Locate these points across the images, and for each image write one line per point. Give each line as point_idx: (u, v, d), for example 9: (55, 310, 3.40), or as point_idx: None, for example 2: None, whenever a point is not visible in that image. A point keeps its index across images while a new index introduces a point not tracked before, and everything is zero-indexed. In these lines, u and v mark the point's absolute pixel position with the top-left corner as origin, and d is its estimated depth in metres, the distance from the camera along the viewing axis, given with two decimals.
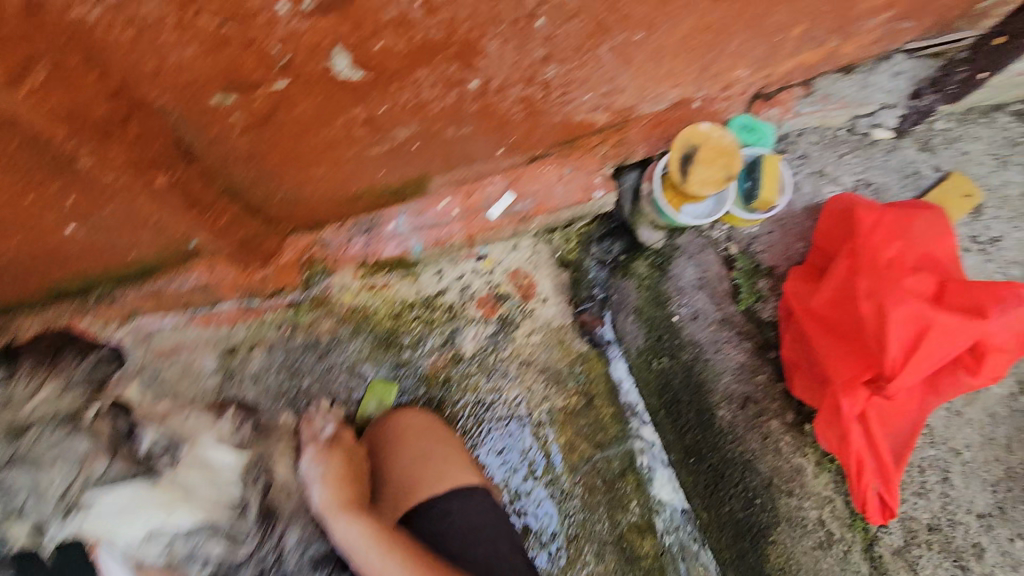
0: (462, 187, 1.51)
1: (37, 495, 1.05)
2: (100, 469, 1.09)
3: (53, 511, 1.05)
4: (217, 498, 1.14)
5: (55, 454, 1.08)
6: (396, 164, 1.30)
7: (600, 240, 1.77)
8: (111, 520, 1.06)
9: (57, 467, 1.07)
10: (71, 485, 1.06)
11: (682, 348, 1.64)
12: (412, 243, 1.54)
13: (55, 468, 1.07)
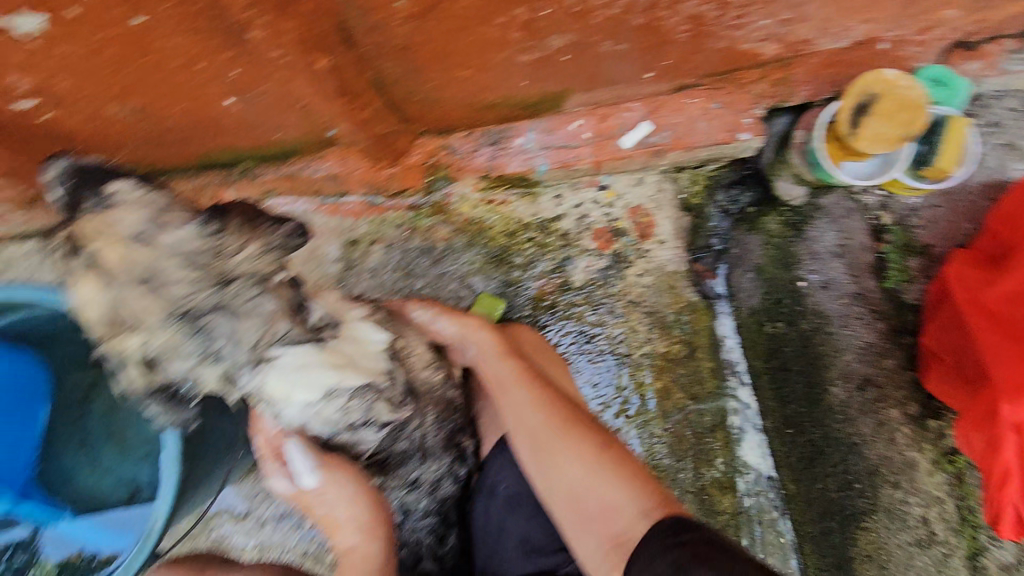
0: (599, 110, 1.45)
1: (218, 350, 0.92)
2: (283, 329, 0.96)
3: (245, 360, 0.94)
4: (372, 369, 1.05)
5: (230, 310, 0.91)
6: (540, 77, 1.26)
7: (728, 188, 1.64)
8: (286, 380, 0.96)
9: (240, 321, 0.92)
10: (261, 339, 0.94)
11: (801, 317, 1.54)
12: (537, 163, 1.49)
13: (249, 320, 0.92)
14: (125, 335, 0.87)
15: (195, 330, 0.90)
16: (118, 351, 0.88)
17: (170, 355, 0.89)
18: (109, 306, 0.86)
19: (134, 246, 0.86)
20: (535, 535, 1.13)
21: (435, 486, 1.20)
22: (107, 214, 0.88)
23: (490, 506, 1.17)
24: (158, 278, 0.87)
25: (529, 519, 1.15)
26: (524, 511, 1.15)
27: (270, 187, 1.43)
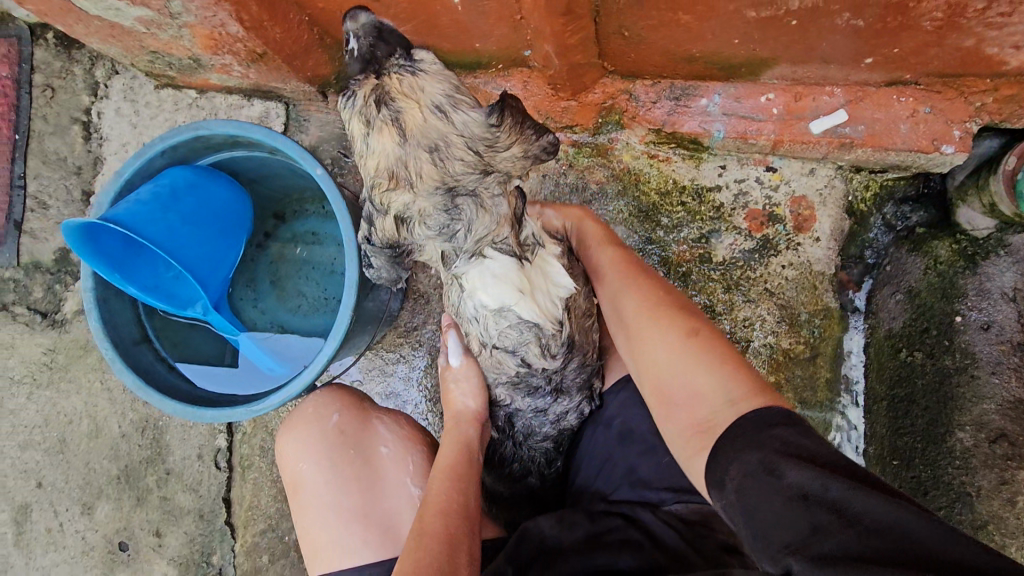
0: (796, 88, 1.39)
1: (455, 233, 0.91)
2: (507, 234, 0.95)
3: (467, 250, 0.94)
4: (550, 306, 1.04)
5: (480, 200, 0.90)
6: (758, 37, 1.23)
7: (900, 203, 1.57)
8: (483, 277, 0.99)
9: (483, 214, 0.92)
10: (487, 236, 0.93)
11: (946, 354, 1.44)
12: (714, 129, 1.46)
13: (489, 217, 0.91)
14: (382, 184, 0.86)
15: (447, 210, 0.88)
16: (376, 199, 0.89)
17: (419, 220, 0.89)
18: (390, 160, 0.83)
19: (434, 118, 0.81)
20: (642, 469, 1.11)
21: (558, 418, 1.20)
22: (413, 77, 0.81)
23: (602, 436, 1.18)
24: (445, 152, 0.83)
25: (639, 454, 1.13)
26: (635, 448, 1.13)
27: None
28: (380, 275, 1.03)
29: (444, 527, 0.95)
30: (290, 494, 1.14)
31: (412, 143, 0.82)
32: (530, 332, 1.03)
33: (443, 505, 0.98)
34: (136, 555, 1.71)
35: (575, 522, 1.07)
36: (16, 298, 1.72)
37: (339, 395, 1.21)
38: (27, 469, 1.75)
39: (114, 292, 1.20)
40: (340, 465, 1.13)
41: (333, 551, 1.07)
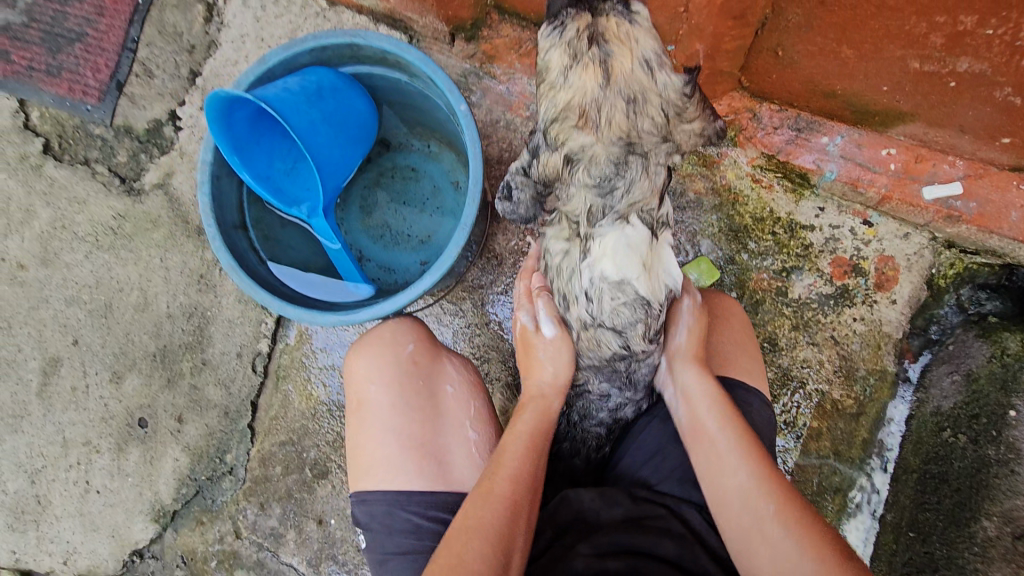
0: (918, 149, 1.39)
1: (612, 189, 1.03)
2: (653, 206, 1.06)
3: (616, 208, 1.04)
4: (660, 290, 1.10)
5: (646, 163, 1.01)
6: (909, 90, 1.24)
7: (977, 287, 1.53)
8: (618, 245, 1.05)
9: (644, 179, 1.03)
10: (639, 202, 1.04)
11: (991, 444, 1.40)
12: (828, 168, 1.47)
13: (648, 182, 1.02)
14: (567, 118, 0.98)
15: (616, 162, 1.00)
16: (554, 135, 1.02)
17: (586, 164, 1.02)
18: (585, 98, 0.95)
19: (641, 69, 0.94)
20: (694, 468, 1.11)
21: (617, 406, 1.20)
22: (630, 30, 0.93)
23: (656, 429, 1.17)
24: (641, 103, 0.96)
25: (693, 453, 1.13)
26: None
27: None
28: (516, 210, 1.12)
29: (511, 492, 0.95)
30: (351, 411, 1.16)
31: (614, 89, 0.94)
32: (642, 311, 1.08)
33: (514, 469, 0.98)
34: (153, 434, 1.72)
35: (617, 500, 1.06)
36: (100, 157, 1.73)
37: (415, 328, 1.23)
38: (66, 325, 1.76)
39: (226, 173, 1.20)
40: (407, 394, 1.14)
41: (387, 472, 1.09)
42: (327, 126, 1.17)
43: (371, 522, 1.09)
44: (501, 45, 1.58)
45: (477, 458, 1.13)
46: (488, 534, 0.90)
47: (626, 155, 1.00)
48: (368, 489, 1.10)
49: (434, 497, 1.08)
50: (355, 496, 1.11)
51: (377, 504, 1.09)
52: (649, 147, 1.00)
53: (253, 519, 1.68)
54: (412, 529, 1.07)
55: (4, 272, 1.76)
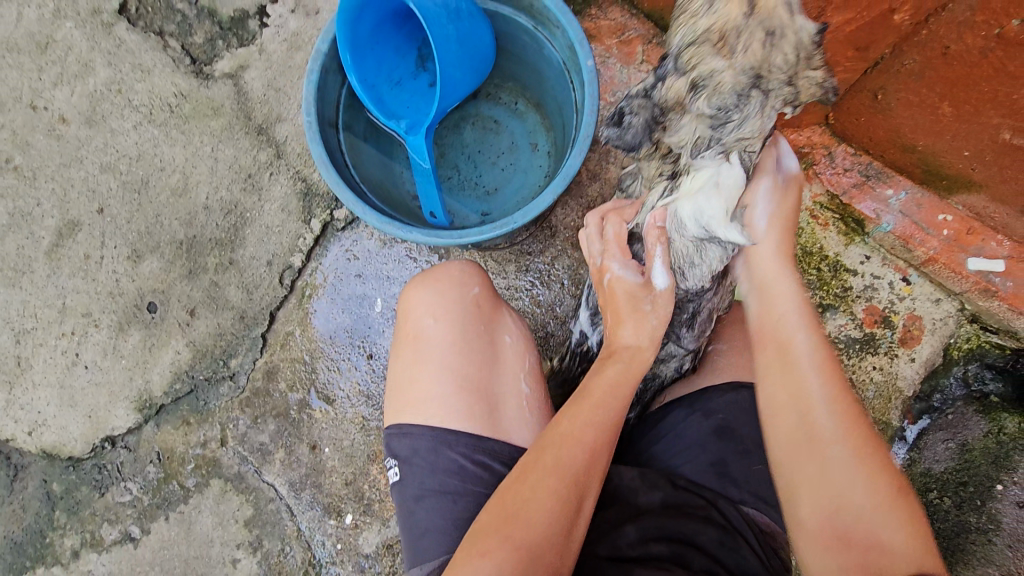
0: (972, 222, 1.45)
1: (725, 123, 0.86)
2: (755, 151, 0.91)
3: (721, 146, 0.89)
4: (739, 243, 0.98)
5: (767, 100, 0.83)
6: (988, 160, 1.29)
7: (985, 367, 1.60)
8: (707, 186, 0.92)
9: (757, 119, 0.85)
10: (749, 140, 0.88)
11: (974, 511, 1.48)
12: (885, 219, 1.53)
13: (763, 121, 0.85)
14: (705, 41, 0.82)
15: (740, 94, 0.83)
16: (686, 57, 0.85)
17: (711, 93, 0.84)
18: (728, 23, 0.79)
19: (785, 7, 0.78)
20: (732, 466, 1.13)
21: (660, 362, 1.21)
22: None
23: (696, 424, 1.18)
24: (780, 39, 0.79)
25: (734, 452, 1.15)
26: (731, 445, 1.15)
27: None
28: (622, 138, 0.98)
29: (594, 440, 0.93)
30: (406, 344, 1.15)
31: (756, 19, 0.78)
32: (714, 249, 0.98)
33: (601, 415, 0.95)
34: (160, 322, 1.66)
35: (656, 484, 1.10)
36: (176, 32, 1.68)
37: (479, 273, 1.23)
38: (95, 191, 1.69)
39: (335, 69, 1.19)
40: (467, 334, 1.14)
41: (436, 410, 1.09)
42: (456, 46, 1.16)
43: (412, 457, 1.09)
44: (605, 26, 1.59)
45: (523, 410, 1.14)
46: (564, 475, 0.90)
47: (751, 87, 0.82)
48: (414, 422, 1.09)
49: (480, 442, 1.08)
50: (397, 429, 1.11)
51: (422, 439, 1.08)
52: (775, 87, 0.82)
53: (243, 430, 1.63)
54: (456, 471, 1.07)
55: (43, 121, 1.69)
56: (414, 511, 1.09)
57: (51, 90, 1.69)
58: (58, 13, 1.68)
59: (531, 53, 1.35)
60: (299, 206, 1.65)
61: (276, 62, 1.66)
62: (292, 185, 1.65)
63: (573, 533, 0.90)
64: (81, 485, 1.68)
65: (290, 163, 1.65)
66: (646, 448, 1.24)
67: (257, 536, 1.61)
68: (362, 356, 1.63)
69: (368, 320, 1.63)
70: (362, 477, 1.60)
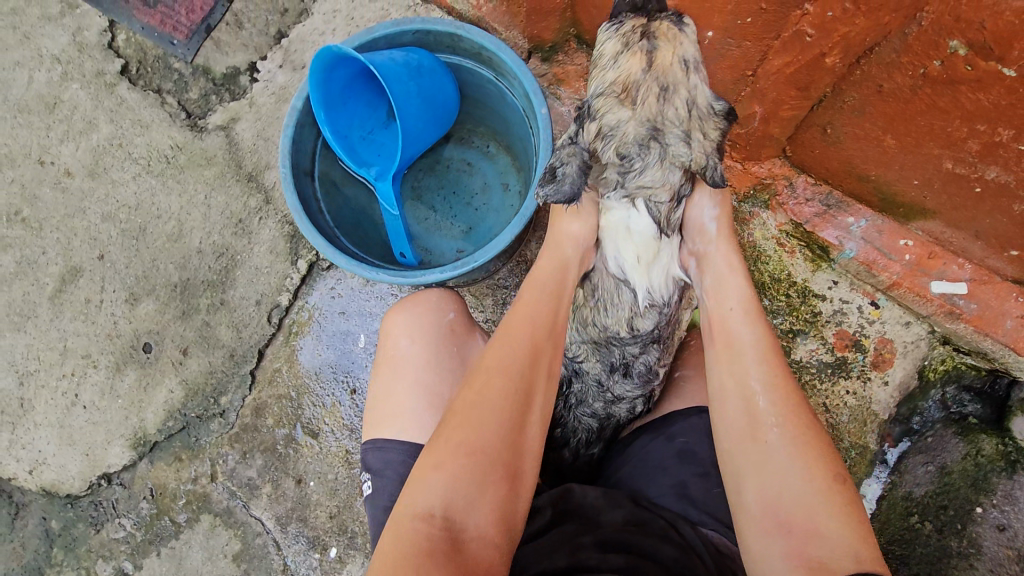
0: (931, 246, 1.50)
1: (630, 169, 1.08)
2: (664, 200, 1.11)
3: (626, 191, 1.11)
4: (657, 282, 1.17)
5: (666, 153, 1.06)
6: (937, 188, 1.33)
7: (962, 389, 1.60)
8: (620, 229, 1.15)
9: (659, 168, 1.07)
10: (649, 188, 1.09)
11: (954, 535, 1.45)
12: (848, 245, 1.57)
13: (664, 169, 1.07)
14: (611, 94, 1.05)
15: (640, 143, 1.05)
16: (598, 106, 1.08)
17: (617, 139, 1.07)
18: (629, 79, 1.02)
19: (678, 66, 1.00)
20: (693, 487, 1.16)
21: (613, 400, 1.29)
22: (677, 31, 1.00)
23: (660, 447, 1.23)
24: (671, 94, 1.02)
25: (694, 475, 1.18)
26: (692, 468, 1.18)
27: None
28: (548, 179, 1.11)
29: (528, 338, 0.95)
30: (384, 362, 1.20)
31: (652, 75, 1.01)
32: (628, 293, 1.18)
33: (533, 315, 0.98)
34: (155, 361, 1.74)
35: (620, 503, 1.14)
36: (173, 89, 1.81)
37: (456, 299, 1.28)
38: (97, 239, 1.79)
39: (309, 123, 1.28)
40: (442, 355, 1.18)
41: (410, 424, 1.12)
42: (418, 100, 1.26)
43: (386, 469, 1.11)
44: (571, 71, 1.65)
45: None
46: (509, 371, 0.92)
47: (651, 139, 1.05)
48: (389, 437, 1.13)
49: None
50: (370, 443, 1.14)
51: (396, 451, 1.11)
52: (671, 136, 1.04)
53: (232, 465, 1.69)
54: None
55: (50, 175, 1.81)
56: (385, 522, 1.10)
57: (58, 146, 1.81)
58: (65, 76, 1.81)
59: (497, 101, 1.43)
60: (287, 247, 1.73)
61: (265, 114, 1.77)
62: (280, 228, 1.74)
63: (526, 427, 0.91)
64: (78, 522, 1.73)
65: (279, 208, 1.75)
66: (614, 471, 1.28)
67: (244, 570, 1.64)
68: (345, 391, 1.68)
69: (352, 355, 1.69)
70: (345, 509, 1.64)
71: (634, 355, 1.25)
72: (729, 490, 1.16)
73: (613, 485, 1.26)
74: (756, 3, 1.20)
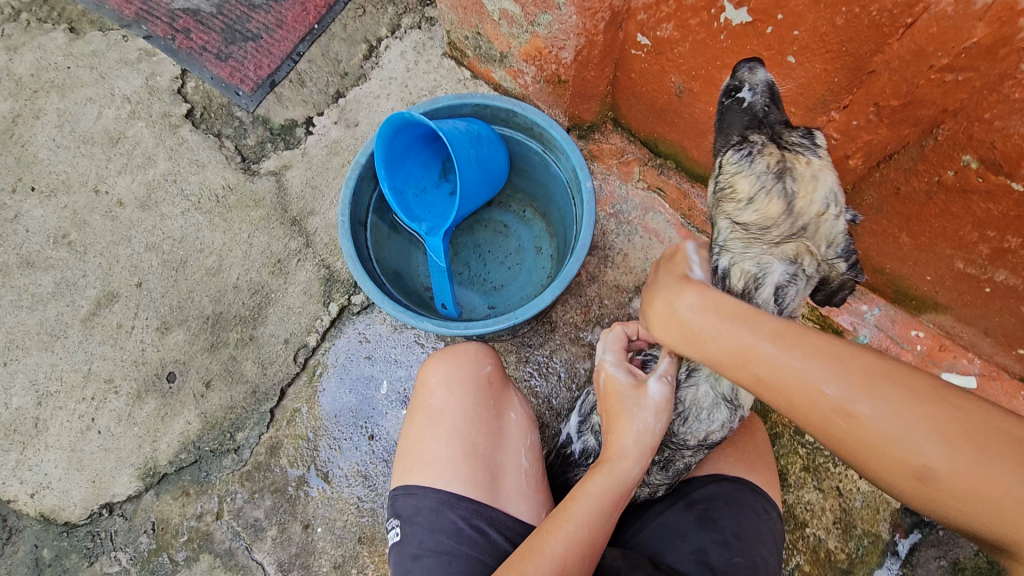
0: (942, 338, 1.58)
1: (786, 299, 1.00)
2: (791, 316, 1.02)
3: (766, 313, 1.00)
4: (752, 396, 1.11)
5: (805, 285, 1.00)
6: (949, 285, 1.42)
7: None
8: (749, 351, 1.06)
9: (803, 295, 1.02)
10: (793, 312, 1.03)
11: None
12: (862, 331, 1.66)
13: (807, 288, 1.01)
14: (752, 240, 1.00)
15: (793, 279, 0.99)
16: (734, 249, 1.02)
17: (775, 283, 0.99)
18: (766, 220, 0.98)
19: (817, 204, 0.96)
20: (712, 555, 1.16)
21: (637, 484, 1.29)
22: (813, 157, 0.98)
23: (679, 513, 1.25)
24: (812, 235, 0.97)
25: (713, 542, 1.18)
26: (712, 535, 1.19)
27: (663, 186, 1.77)
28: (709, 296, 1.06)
29: (562, 556, 0.97)
30: (420, 411, 1.22)
31: (790, 213, 0.97)
32: (724, 413, 1.10)
33: (574, 531, 1.00)
34: (176, 392, 1.75)
35: (638, 565, 1.13)
36: (231, 135, 1.93)
37: (492, 354, 1.34)
38: (137, 267, 1.85)
39: (369, 177, 1.37)
40: (478, 406, 1.21)
41: (444, 470, 1.13)
42: (474, 165, 1.37)
43: (415, 515, 1.12)
44: (606, 149, 1.81)
45: (523, 483, 1.18)
46: None
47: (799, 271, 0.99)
48: (420, 483, 1.14)
49: (480, 507, 1.11)
50: (398, 490, 1.16)
51: (427, 498, 1.12)
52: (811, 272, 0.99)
53: (239, 504, 1.66)
54: (454, 531, 1.09)
55: (102, 204, 1.90)
56: (410, 571, 1.09)
57: (114, 177, 1.91)
58: (133, 115, 1.95)
59: (540, 171, 1.55)
60: (321, 290, 1.79)
61: (316, 164, 1.88)
62: (316, 271, 1.81)
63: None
64: (71, 553, 1.69)
65: (317, 252, 1.82)
66: (632, 535, 1.29)
67: None
68: (363, 437, 1.69)
69: (373, 401, 1.71)
70: (350, 559, 1.62)
71: (682, 454, 1.21)
72: (748, 561, 1.15)
73: (629, 548, 1.27)
74: (786, 107, 1.32)
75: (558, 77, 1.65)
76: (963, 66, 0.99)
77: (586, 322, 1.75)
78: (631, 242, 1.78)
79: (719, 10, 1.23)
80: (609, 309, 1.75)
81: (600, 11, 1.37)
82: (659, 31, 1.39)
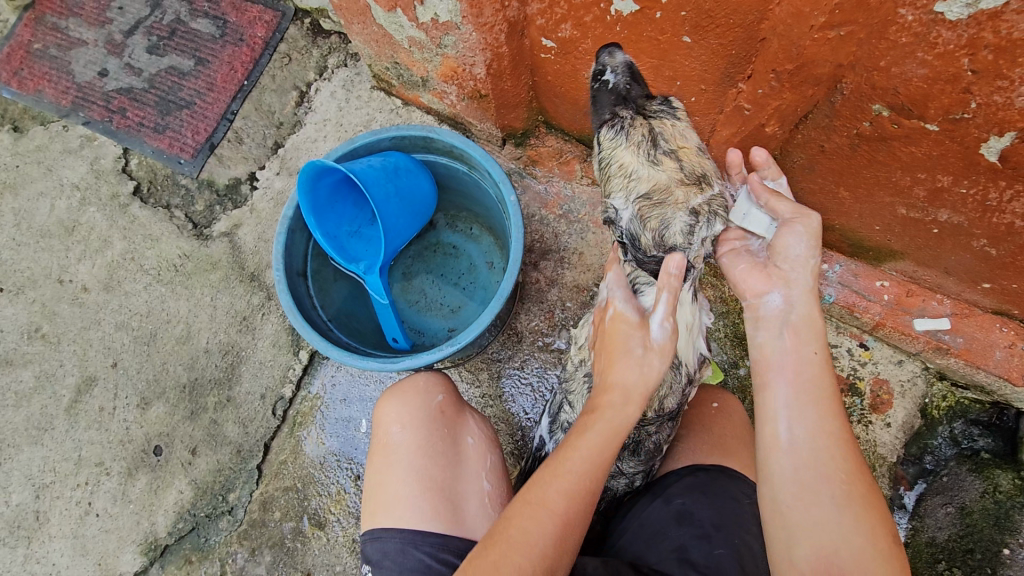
0: (909, 282, 1.55)
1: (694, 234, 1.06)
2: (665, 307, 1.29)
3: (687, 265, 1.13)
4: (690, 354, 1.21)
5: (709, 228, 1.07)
6: (899, 231, 1.39)
7: (970, 423, 1.57)
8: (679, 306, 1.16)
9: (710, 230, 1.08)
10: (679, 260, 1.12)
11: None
12: (827, 291, 1.61)
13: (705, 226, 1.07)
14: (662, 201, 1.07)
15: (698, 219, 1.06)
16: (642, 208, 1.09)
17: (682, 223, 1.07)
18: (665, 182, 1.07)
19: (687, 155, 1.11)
20: (693, 551, 1.14)
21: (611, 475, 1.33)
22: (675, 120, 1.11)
23: (658, 510, 1.23)
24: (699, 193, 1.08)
25: (693, 537, 1.16)
26: (691, 530, 1.16)
27: None
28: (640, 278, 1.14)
29: (578, 477, 0.97)
30: (377, 452, 1.23)
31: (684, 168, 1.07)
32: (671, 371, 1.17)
33: (585, 454, 0.98)
34: (165, 464, 1.78)
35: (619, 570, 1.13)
36: (180, 203, 1.96)
37: (443, 380, 1.33)
38: (110, 348, 1.88)
39: (300, 228, 1.39)
40: (432, 438, 1.21)
41: (406, 509, 1.14)
42: (396, 199, 1.39)
43: (383, 559, 1.13)
44: (544, 152, 1.80)
45: (488, 507, 1.20)
46: (550, 514, 0.95)
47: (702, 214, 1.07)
48: (384, 525, 1.15)
49: (444, 540, 1.12)
50: (364, 535, 1.17)
51: (392, 540, 1.13)
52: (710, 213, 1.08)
53: (241, 564, 1.69)
54: (422, 570, 1.10)
55: (67, 292, 1.94)
56: None
57: (76, 265, 1.95)
58: (84, 201, 1.99)
59: (472, 189, 1.55)
60: (289, 340, 1.80)
61: (265, 218, 1.91)
62: (281, 322, 1.82)
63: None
64: None
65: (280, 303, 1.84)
66: (615, 541, 1.26)
67: None
68: (349, 477, 1.70)
69: (354, 441, 1.72)
70: None
71: (648, 433, 1.25)
72: (730, 549, 1.13)
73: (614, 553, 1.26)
74: (698, 84, 1.28)
75: (479, 92, 1.65)
76: (841, 22, 0.98)
77: (551, 327, 1.74)
78: (585, 240, 1.77)
79: (608, 3, 1.23)
80: (573, 311, 1.74)
81: (496, 24, 1.38)
82: (560, 32, 1.38)
